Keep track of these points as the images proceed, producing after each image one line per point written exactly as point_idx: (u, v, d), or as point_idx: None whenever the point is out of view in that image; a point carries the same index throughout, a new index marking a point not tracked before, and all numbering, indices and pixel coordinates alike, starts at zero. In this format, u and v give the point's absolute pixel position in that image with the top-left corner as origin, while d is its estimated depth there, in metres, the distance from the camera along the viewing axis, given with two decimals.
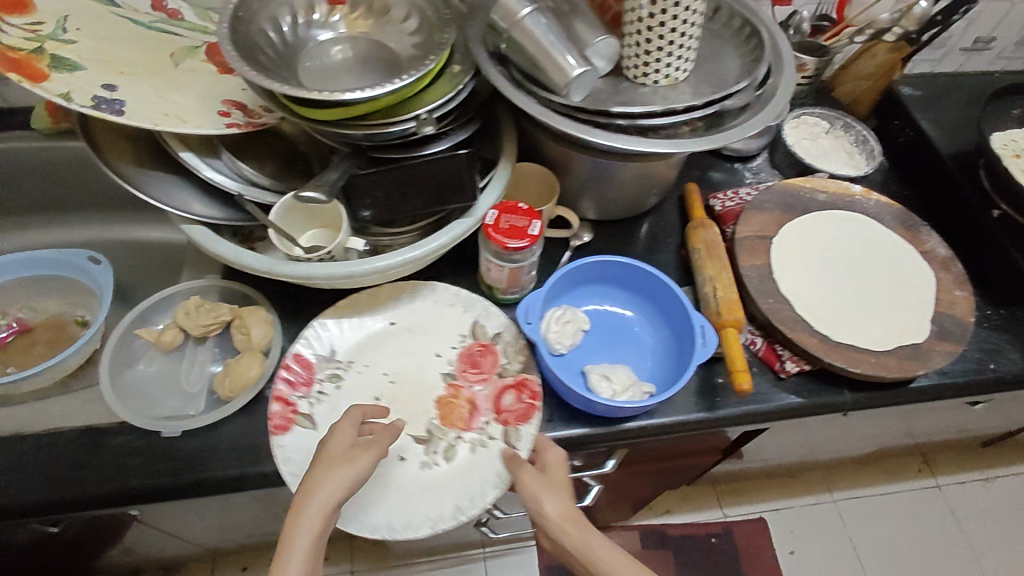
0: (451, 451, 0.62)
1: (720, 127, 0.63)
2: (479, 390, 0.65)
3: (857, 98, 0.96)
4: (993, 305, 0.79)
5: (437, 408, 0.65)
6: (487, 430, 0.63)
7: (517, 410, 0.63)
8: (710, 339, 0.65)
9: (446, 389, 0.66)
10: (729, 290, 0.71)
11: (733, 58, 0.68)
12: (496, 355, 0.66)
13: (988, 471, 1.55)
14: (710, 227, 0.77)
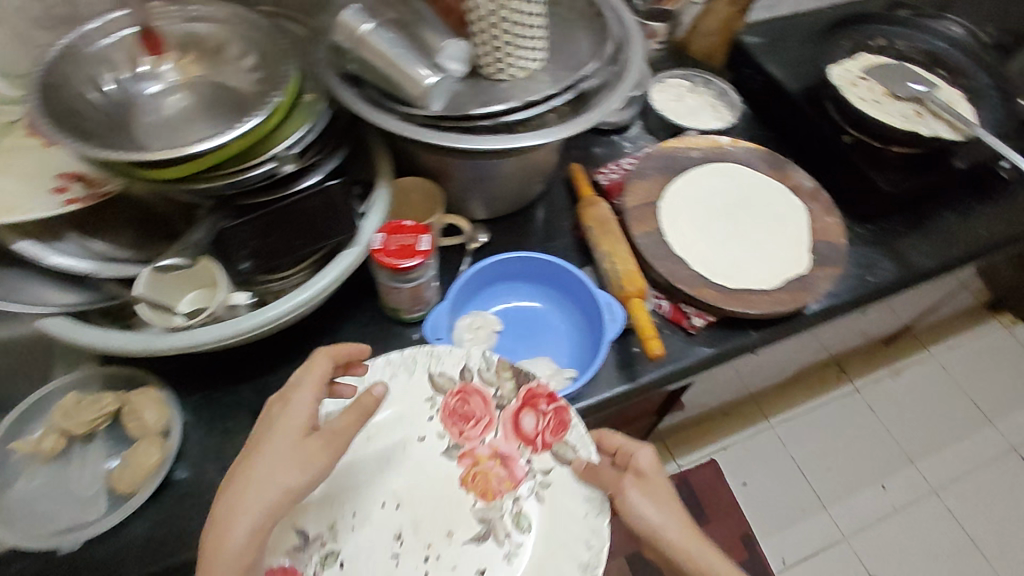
0: (521, 520, 0.58)
1: (585, 108, 0.64)
2: (494, 436, 0.61)
3: (710, 53, 1.03)
4: (861, 222, 0.86)
5: (472, 489, 0.60)
6: (535, 469, 0.59)
7: (547, 427, 0.60)
8: (618, 314, 0.68)
9: (464, 464, 0.61)
10: (626, 262, 0.74)
11: (583, 39, 0.69)
12: (480, 393, 0.62)
13: (894, 365, 1.70)
14: (599, 205, 0.79)
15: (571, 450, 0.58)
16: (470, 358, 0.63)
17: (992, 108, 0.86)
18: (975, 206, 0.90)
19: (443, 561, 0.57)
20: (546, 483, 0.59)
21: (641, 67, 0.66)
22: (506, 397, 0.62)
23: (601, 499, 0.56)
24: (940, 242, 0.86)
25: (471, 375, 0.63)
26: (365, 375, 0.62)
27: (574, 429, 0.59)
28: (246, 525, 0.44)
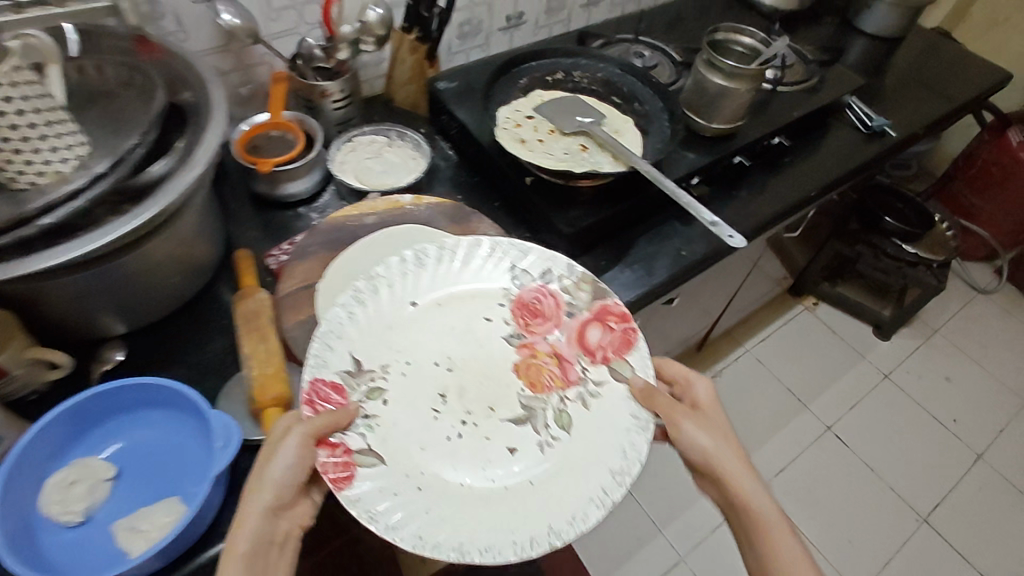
0: (561, 418, 0.64)
1: (149, 191, 0.58)
2: (555, 338, 0.69)
3: (415, 101, 1.01)
4: None
5: (523, 376, 0.67)
6: (587, 374, 0.66)
7: (610, 341, 0.67)
8: (233, 437, 0.59)
9: (522, 352, 0.68)
10: (268, 364, 0.66)
11: (134, 111, 0.61)
12: (555, 296, 0.70)
13: (713, 367, 1.76)
14: (252, 295, 0.72)
15: (630, 368, 0.65)
16: (527, 262, 0.72)
17: (659, 131, 0.87)
18: (671, 229, 0.90)
19: (479, 429, 0.63)
20: (595, 394, 0.65)
21: (204, 158, 0.60)
22: (580, 308, 0.69)
23: (648, 420, 0.61)
24: (635, 271, 0.85)
25: (551, 281, 0.71)
26: (444, 258, 0.70)
27: (637, 350, 0.66)
28: (297, 458, 0.53)
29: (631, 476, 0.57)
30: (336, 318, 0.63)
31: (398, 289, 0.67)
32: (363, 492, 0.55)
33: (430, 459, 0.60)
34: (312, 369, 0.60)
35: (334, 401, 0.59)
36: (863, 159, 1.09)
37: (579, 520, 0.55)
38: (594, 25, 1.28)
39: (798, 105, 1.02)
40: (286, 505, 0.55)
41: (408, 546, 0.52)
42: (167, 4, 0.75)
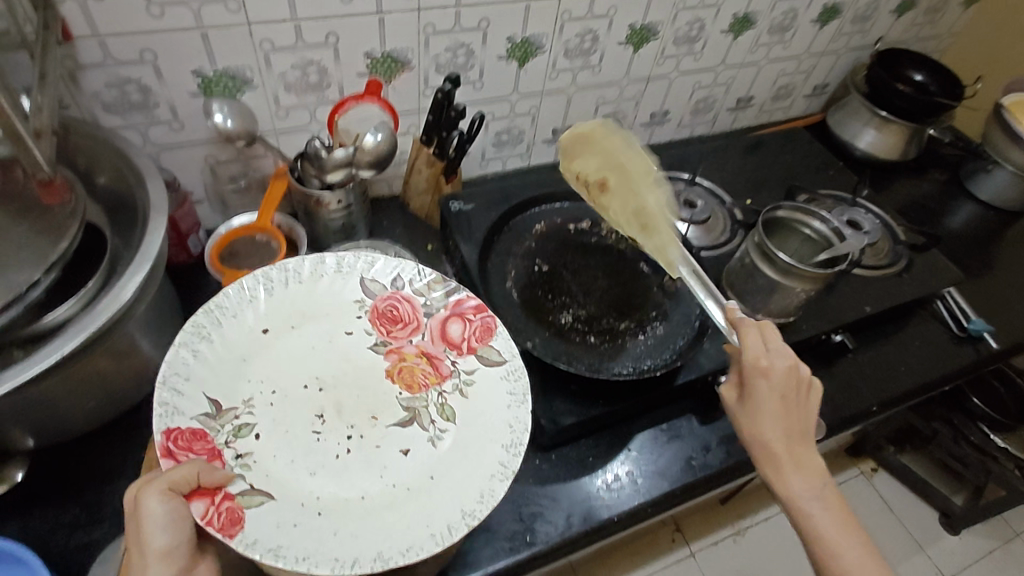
0: (444, 412, 0.63)
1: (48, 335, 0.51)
2: (420, 339, 0.68)
3: (429, 212, 0.91)
4: (543, 453, 0.74)
5: (398, 381, 0.65)
6: (460, 369, 0.66)
7: (472, 333, 0.67)
8: None
9: (391, 358, 0.66)
10: None
11: (54, 230, 0.53)
12: (411, 302, 0.69)
13: (738, 523, 1.47)
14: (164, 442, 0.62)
15: (496, 353, 0.65)
16: (396, 270, 0.70)
17: (683, 317, 0.77)
18: (685, 425, 0.78)
19: (367, 441, 0.61)
20: (469, 382, 0.65)
21: (109, 311, 0.51)
22: (435, 307, 0.69)
23: (524, 394, 0.63)
24: (623, 480, 0.73)
25: (402, 286, 0.70)
26: (293, 278, 0.67)
27: (498, 334, 0.67)
28: (173, 518, 0.49)
29: (523, 444, 0.59)
30: (178, 361, 0.58)
31: (247, 316, 0.63)
32: (259, 531, 0.52)
33: (325, 482, 0.57)
34: (164, 420, 0.55)
35: (199, 452, 0.55)
36: (947, 369, 0.89)
37: (489, 497, 0.56)
38: (656, 143, 1.15)
39: (872, 295, 0.86)
40: (187, 571, 0.51)
41: (327, 570, 0.51)
42: (162, 95, 0.69)
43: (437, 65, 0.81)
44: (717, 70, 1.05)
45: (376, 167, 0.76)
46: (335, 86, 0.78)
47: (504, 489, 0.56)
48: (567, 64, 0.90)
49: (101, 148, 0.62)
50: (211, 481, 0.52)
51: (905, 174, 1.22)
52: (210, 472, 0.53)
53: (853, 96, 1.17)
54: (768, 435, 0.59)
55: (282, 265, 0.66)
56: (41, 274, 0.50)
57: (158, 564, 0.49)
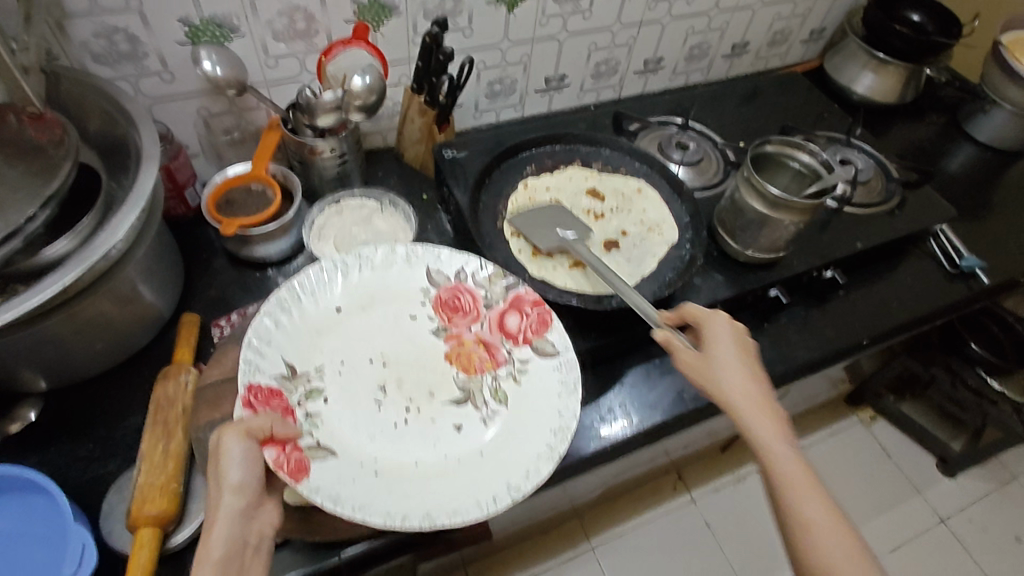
0: (497, 394, 0.66)
1: (42, 256, 0.53)
2: (479, 328, 0.70)
3: (423, 161, 0.92)
4: None
5: (455, 363, 0.69)
6: (513, 357, 0.68)
7: (529, 325, 0.69)
8: (86, 566, 0.52)
9: (449, 342, 0.70)
10: (160, 473, 0.58)
11: (43, 170, 0.54)
12: (472, 292, 0.71)
13: (739, 472, 1.50)
14: (169, 380, 0.64)
15: (551, 345, 0.68)
16: (467, 263, 0.72)
17: (675, 255, 0.78)
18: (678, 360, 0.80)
19: (425, 414, 0.65)
20: (523, 369, 0.67)
21: (108, 244, 0.53)
22: (495, 299, 0.71)
23: (577, 383, 0.65)
24: (618, 413, 0.75)
25: (466, 277, 0.72)
26: (367, 265, 0.70)
27: (554, 327, 0.68)
28: (249, 457, 0.51)
29: (572, 430, 0.62)
30: (265, 325, 0.62)
31: (323, 295, 0.67)
32: (322, 480, 0.55)
33: (383, 447, 0.61)
34: (246, 376, 0.59)
35: (275, 407, 0.59)
36: (938, 305, 0.90)
37: (534, 474, 0.58)
38: (651, 92, 1.15)
39: (864, 232, 0.87)
40: (255, 507, 0.51)
41: (378, 520, 0.54)
42: (151, 45, 0.70)
43: (425, 11, 0.81)
44: (710, 14, 1.04)
45: (366, 112, 0.75)
46: (323, 34, 0.78)
47: (550, 470, 0.59)
48: (556, 9, 0.90)
49: (93, 95, 0.63)
50: (283, 433, 0.55)
51: (903, 118, 1.21)
52: (283, 425, 0.55)
53: (851, 39, 1.15)
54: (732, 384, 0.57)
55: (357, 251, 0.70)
56: (37, 208, 0.51)
57: (231, 497, 0.50)
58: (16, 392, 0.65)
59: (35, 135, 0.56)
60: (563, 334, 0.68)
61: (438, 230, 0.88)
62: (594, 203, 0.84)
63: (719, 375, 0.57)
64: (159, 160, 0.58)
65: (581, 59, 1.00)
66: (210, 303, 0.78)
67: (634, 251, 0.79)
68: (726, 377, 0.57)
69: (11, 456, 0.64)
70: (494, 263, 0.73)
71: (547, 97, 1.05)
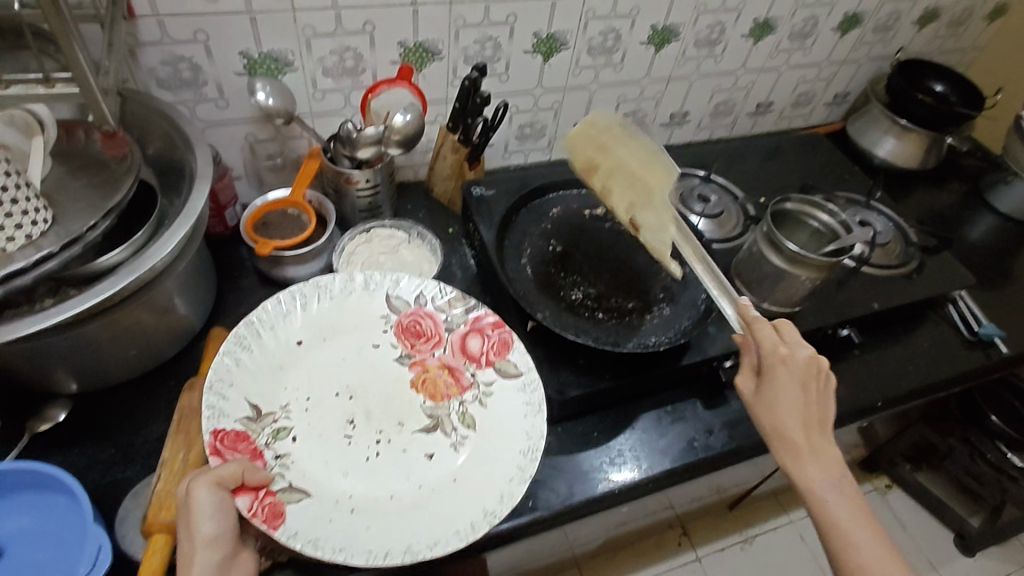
0: (465, 419, 0.68)
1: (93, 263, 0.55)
2: (442, 353, 0.73)
3: (452, 197, 0.96)
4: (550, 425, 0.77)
5: (421, 392, 0.71)
6: (477, 380, 0.71)
7: (490, 347, 0.72)
8: (99, 566, 0.52)
9: (414, 370, 0.72)
10: (177, 480, 0.60)
11: (106, 185, 0.58)
12: (433, 317, 0.74)
13: (746, 530, 1.47)
14: (196, 390, 0.67)
15: (513, 365, 0.70)
16: (425, 287, 0.76)
17: (691, 302, 0.80)
18: (689, 408, 0.80)
19: (395, 445, 0.66)
20: (488, 393, 0.70)
21: (155, 256, 0.56)
22: (456, 322, 0.74)
23: (540, 401, 0.68)
24: (626, 457, 0.75)
25: (425, 302, 0.75)
26: (326, 294, 0.73)
27: (514, 348, 0.72)
28: (221, 508, 0.54)
29: (540, 449, 0.64)
30: (223, 369, 0.64)
31: (282, 330, 0.69)
32: (299, 524, 0.57)
33: (356, 481, 0.63)
34: (210, 423, 0.61)
35: (242, 451, 0.61)
36: (955, 371, 0.89)
37: (507, 498, 0.61)
38: (675, 144, 1.18)
39: (881, 292, 0.88)
40: (230, 560, 0.54)
41: (361, 560, 0.56)
42: (211, 74, 0.75)
43: (466, 57, 0.86)
44: (737, 74, 1.08)
45: (403, 147, 0.79)
46: (369, 73, 0.83)
47: (523, 490, 0.62)
48: (590, 61, 0.94)
49: (154, 117, 0.68)
50: (254, 479, 0.57)
51: (924, 184, 1.23)
52: (254, 471, 0.57)
53: (873, 105, 1.19)
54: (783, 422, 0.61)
55: (313, 283, 0.72)
56: (98, 218, 0.55)
57: (206, 549, 0.52)
58: (49, 392, 0.68)
59: (108, 151, 0.61)
60: (519, 354, 0.71)
61: (461, 263, 0.91)
62: None
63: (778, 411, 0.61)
64: (213, 180, 0.62)
65: (610, 109, 1.04)
66: (237, 319, 0.81)
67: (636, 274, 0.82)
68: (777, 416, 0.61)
69: (36, 454, 0.66)
70: (454, 287, 0.77)
71: None
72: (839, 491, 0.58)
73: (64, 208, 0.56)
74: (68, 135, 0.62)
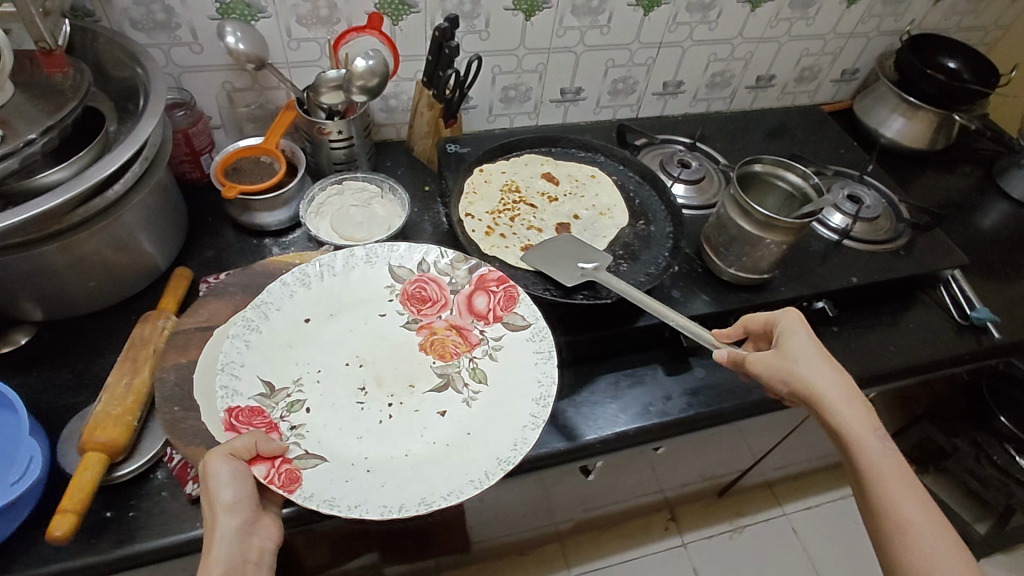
0: (476, 373, 0.66)
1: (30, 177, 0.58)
2: (449, 314, 0.70)
3: (430, 155, 0.95)
4: None
5: (431, 352, 0.68)
6: (488, 337, 0.68)
7: (496, 303, 0.69)
8: (28, 476, 0.55)
9: (422, 334, 0.69)
10: (118, 404, 0.61)
11: (48, 107, 0.60)
12: (436, 281, 0.72)
13: (736, 521, 1.43)
14: (148, 322, 0.68)
15: (520, 318, 0.68)
16: (428, 255, 0.73)
17: (650, 260, 0.78)
18: (649, 373, 0.78)
19: (408, 406, 0.64)
20: (498, 347, 0.67)
21: (96, 177, 0.57)
22: (460, 283, 0.72)
23: (551, 348, 0.66)
24: (578, 417, 0.73)
25: (428, 267, 0.73)
26: (327, 271, 0.70)
27: (521, 301, 0.69)
28: (238, 476, 0.51)
29: (552, 395, 0.62)
30: (230, 351, 0.61)
31: (289, 309, 0.66)
32: (314, 486, 0.54)
33: (371, 445, 0.60)
34: (224, 399, 0.58)
35: (257, 424, 0.58)
36: (942, 355, 0.85)
37: (522, 444, 0.58)
38: (670, 116, 1.15)
39: (863, 267, 0.84)
40: (254, 525, 0.52)
41: (376, 514, 0.52)
42: (184, 17, 0.76)
43: (444, 10, 0.85)
44: (734, 43, 1.05)
45: (366, 92, 0.79)
46: (344, 22, 0.83)
47: (536, 435, 0.58)
48: (575, 22, 0.92)
49: (120, 52, 0.69)
50: (268, 449, 0.54)
51: (934, 167, 1.17)
52: (267, 441, 0.54)
53: (882, 82, 1.13)
54: (872, 439, 0.53)
55: (314, 262, 0.69)
56: (36, 133, 0.57)
57: (225, 516, 0.50)
58: (12, 317, 0.70)
59: (54, 78, 0.62)
60: (527, 306, 0.69)
61: (434, 221, 0.90)
62: (549, 186, 0.87)
63: (816, 366, 0.56)
64: (164, 98, 0.64)
65: (599, 76, 1.03)
66: (204, 262, 0.82)
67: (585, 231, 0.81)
68: (809, 369, 0.56)
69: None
70: (455, 250, 0.75)
71: (563, 109, 1.07)
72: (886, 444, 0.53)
73: (9, 125, 0.57)
74: (32, 64, 0.63)
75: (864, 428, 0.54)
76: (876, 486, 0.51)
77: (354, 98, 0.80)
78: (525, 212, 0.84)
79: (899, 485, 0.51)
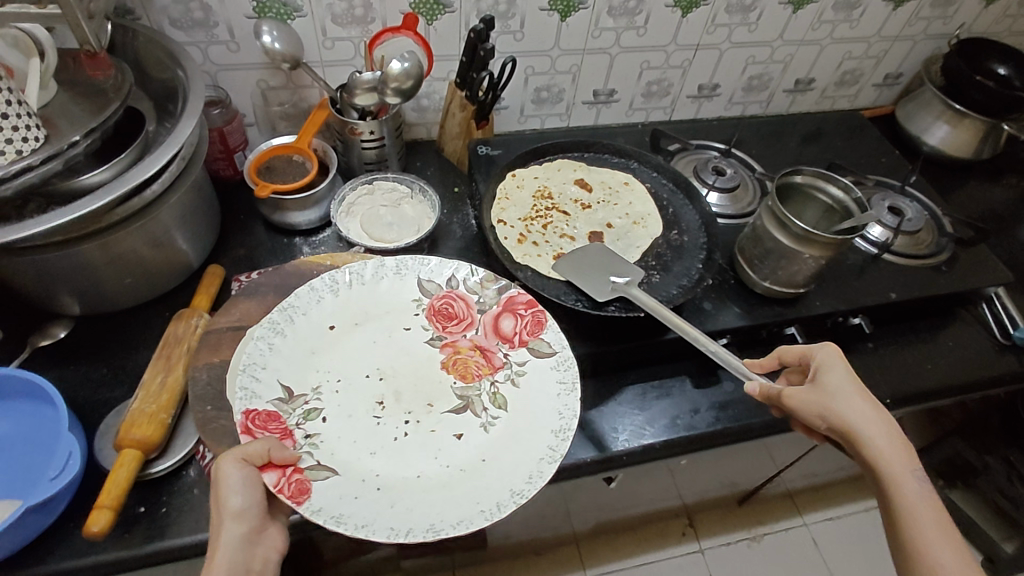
0: (495, 399, 0.65)
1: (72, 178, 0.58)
2: (475, 334, 0.70)
3: (460, 156, 0.95)
4: None
5: (452, 372, 0.68)
6: (512, 361, 0.67)
7: (523, 327, 0.69)
8: (67, 470, 0.57)
9: (445, 351, 0.69)
10: (152, 402, 0.62)
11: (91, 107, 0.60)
12: (463, 299, 0.72)
13: (755, 529, 1.42)
14: (183, 320, 0.69)
15: (547, 345, 0.67)
16: (457, 271, 0.73)
17: (683, 271, 0.77)
18: (677, 385, 0.77)
19: (423, 425, 0.63)
20: (520, 372, 0.67)
21: (136, 178, 0.58)
22: (488, 304, 0.71)
23: (574, 381, 0.65)
24: (604, 428, 0.72)
25: (457, 284, 0.72)
26: (357, 279, 0.70)
27: (548, 327, 0.68)
28: (248, 481, 0.52)
29: (572, 430, 0.61)
30: (255, 352, 0.62)
31: (315, 315, 0.67)
32: (323, 501, 0.54)
33: (383, 462, 0.60)
34: (243, 401, 0.59)
35: (273, 431, 0.58)
36: (982, 376, 0.82)
37: (537, 478, 0.57)
38: (704, 119, 1.13)
39: (902, 282, 0.82)
40: (259, 534, 0.53)
41: (382, 537, 0.52)
42: (222, 15, 0.76)
43: (479, 11, 0.84)
44: (773, 45, 1.02)
45: (399, 93, 0.78)
46: (379, 21, 0.82)
47: (552, 471, 0.57)
48: (610, 23, 0.91)
49: (159, 52, 0.69)
50: (281, 458, 0.54)
51: (978, 177, 1.13)
52: (280, 449, 0.55)
53: (926, 88, 1.09)
54: (907, 481, 0.51)
55: (343, 270, 0.70)
56: (80, 136, 0.57)
57: (233, 523, 0.51)
58: (52, 311, 0.72)
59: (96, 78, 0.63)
60: (552, 334, 0.68)
61: (462, 223, 0.90)
62: (581, 193, 0.86)
63: (858, 404, 0.54)
64: (202, 102, 0.64)
65: (633, 77, 1.01)
66: (235, 260, 0.83)
67: (619, 241, 0.80)
68: (847, 407, 0.54)
69: (35, 367, 0.70)
70: (485, 269, 0.74)
71: (595, 111, 1.05)
72: (924, 485, 0.52)
73: (55, 127, 0.58)
74: (75, 63, 0.64)
75: (901, 468, 0.52)
76: (905, 531, 0.50)
77: (387, 99, 0.79)
78: (557, 219, 0.83)
79: (935, 530, 0.49)
